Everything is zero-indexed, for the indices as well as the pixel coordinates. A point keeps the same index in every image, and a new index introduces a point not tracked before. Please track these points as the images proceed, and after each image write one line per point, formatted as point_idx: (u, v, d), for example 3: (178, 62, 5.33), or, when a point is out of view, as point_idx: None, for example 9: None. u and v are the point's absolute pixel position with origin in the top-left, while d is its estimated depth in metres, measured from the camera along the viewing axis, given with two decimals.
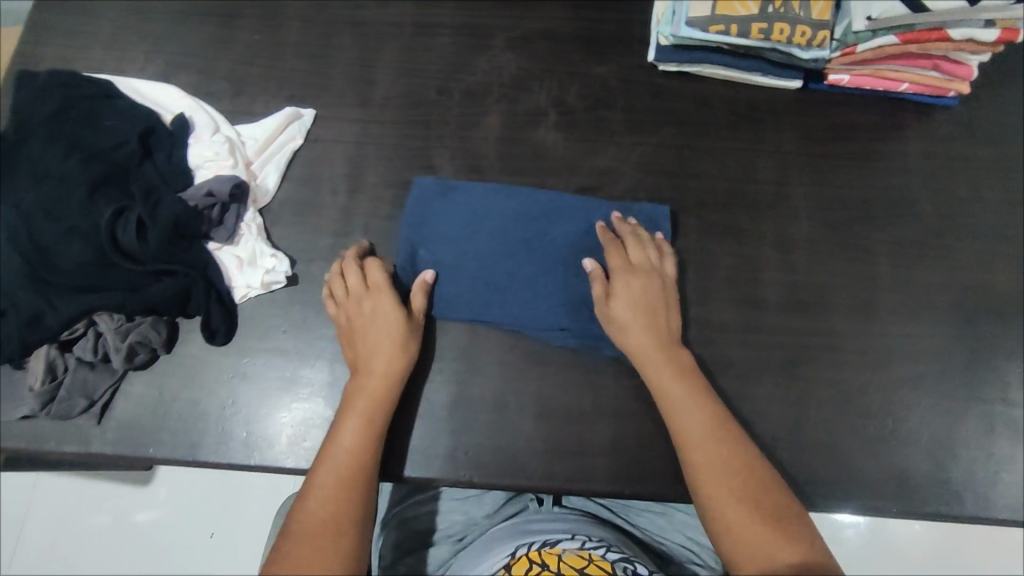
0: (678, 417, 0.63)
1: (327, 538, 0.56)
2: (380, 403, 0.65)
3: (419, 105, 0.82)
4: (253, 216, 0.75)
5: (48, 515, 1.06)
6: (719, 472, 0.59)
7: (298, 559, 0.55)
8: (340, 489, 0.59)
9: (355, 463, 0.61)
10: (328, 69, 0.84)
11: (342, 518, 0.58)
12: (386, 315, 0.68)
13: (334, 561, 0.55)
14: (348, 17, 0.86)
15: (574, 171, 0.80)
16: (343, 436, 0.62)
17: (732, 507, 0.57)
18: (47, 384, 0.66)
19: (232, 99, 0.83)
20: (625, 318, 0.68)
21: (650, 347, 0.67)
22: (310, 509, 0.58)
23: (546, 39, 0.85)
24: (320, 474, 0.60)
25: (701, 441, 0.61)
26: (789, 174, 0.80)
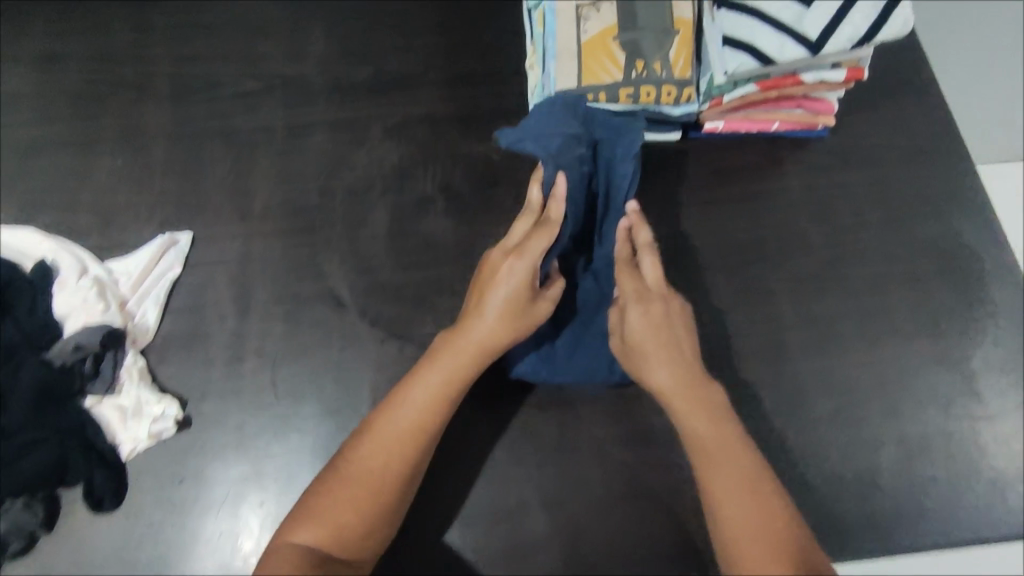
0: (693, 430, 0.61)
1: (370, 496, 0.59)
2: (466, 372, 0.64)
3: (302, 211, 0.79)
4: (134, 360, 0.69)
5: None
6: (739, 489, 0.58)
7: (337, 508, 0.58)
8: (398, 450, 0.61)
9: (422, 423, 0.62)
10: (201, 185, 0.80)
11: (389, 477, 0.60)
12: (495, 291, 0.63)
13: (368, 515, 0.59)
14: (218, 129, 0.83)
15: (471, 257, 0.77)
16: (416, 391, 0.63)
17: (740, 529, 0.56)
18: None
19: (100, 232, 0.78)
20: (644, 342, 0.64)
21: (678, 381, 0.63)
22: (363, 457, 0.60)
23: (425, 124, 0.84)
24: (380, 428, 0.61)
25: (713, 476, 0.59)
26: (681, 226, 0.81)
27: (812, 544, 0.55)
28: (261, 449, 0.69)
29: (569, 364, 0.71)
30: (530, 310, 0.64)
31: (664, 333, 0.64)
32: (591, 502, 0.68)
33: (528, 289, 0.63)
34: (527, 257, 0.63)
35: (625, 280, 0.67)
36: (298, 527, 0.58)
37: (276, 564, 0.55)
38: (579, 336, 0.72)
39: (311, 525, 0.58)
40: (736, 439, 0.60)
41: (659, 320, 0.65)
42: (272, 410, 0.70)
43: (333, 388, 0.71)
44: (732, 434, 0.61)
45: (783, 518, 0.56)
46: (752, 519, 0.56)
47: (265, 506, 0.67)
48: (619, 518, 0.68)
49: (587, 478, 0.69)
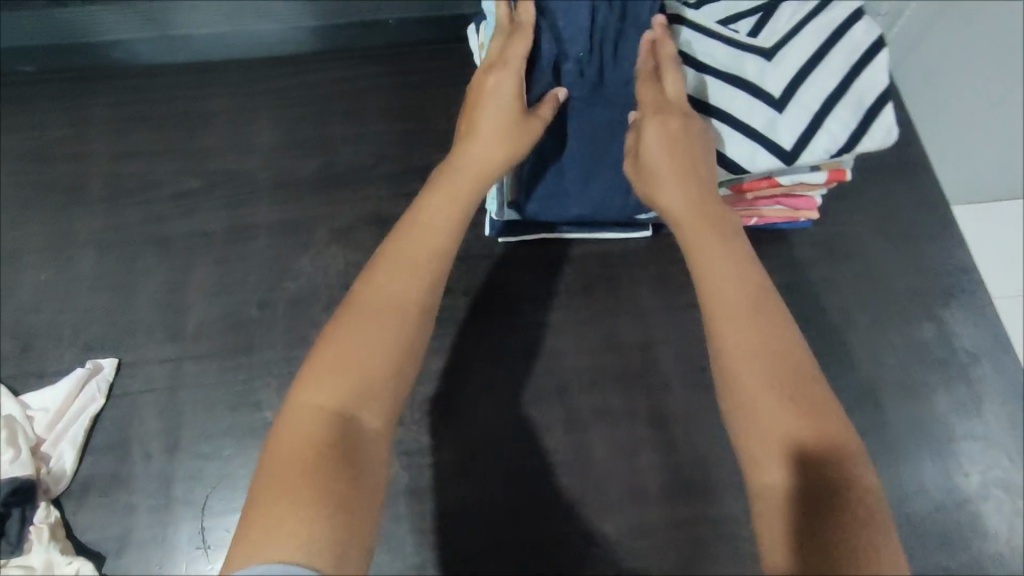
0: (694, 241, 0.57)
1: (389, 321, 0.52)
2: (470, 186, 0.60)
3: (239, 327, 0.73)
4: (46, 513, 0.63)
5: None
6: (740, 314, 0.52)
7: (349, 342, 0.50)
8: (406, 263, 0.55)
9: (426, 254, 0.56)
10: (131, 300, 0.74)
11: (400, 305, 0.53)
12: (495, 96, 0.61)
13: (388, 353, 0.51)
14: (152, 234, 0.77)
15: (423, 378, 0.71)
16: (432, 218, 0.58)
17: (743, 361, 0.51)
18: None
19: (21, 357, 0.72)
20: (659, 161, 0.59)
21: (687, 202, 0.58)
22: (378, 290, 0.53)
23: (375, 224, 0.78)
24: (392, 254, 0.55)
25: (737, 323, 0.52)
26: (654, 334, 0.74)
27: (844, 414, 0.49)
28: None
29: (582, 194, 0.67)
30: (527, 121, 0.61)
31: (701, 186, 0.59)
32: None
33: (522, 103, 0.61)
34: (512, 69, 0.61)
35: (648, 101, 0.61)
36: (304, 386, 0.49)
37: (287, 441, 0.46)
38: (589, 174, 0.66)
39: (324, 382, 0.49)
40: (764, 302, 0.53)
41: (694, 157, 0.60)
42: (203, 560, 0.64)
43: None
44: (745, 266, 0.55)
45: (798, 355, 0.51)
46: (793, 437, 0.47)
47: None
48: None
49: None
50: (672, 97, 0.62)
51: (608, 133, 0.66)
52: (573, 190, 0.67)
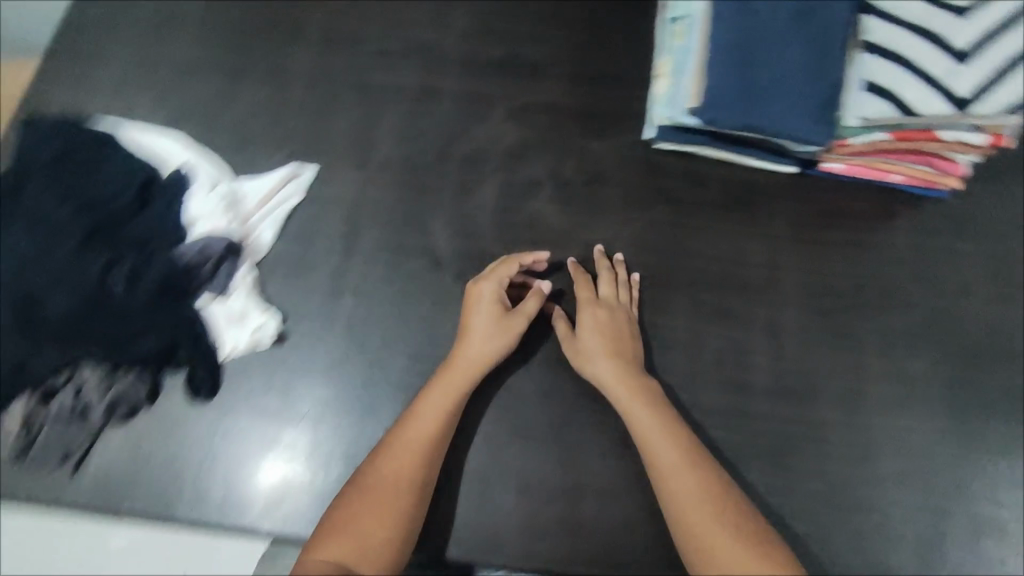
0: (643, 426, 0.67)
1: (393, 500, 0.62)
2: (465, 384, 0.68)
3: (419, 169, 0.82)
4: (247, 272, 0.75)
5: None
6: (677, 469, 0.64)
7: (357, 523, 0.61)
8: (403, 458, 0.64)
9: (425, 440, 0.65)
10: (330, 128, 0.84)
11: (405, 486, 0.63)
12: (485, 302, 0.71)
13: (385, 531, 0.61)
14: (354, 79, 0.87)
15: (569, 246, 0.80)
16: (428, 405, 0.67)
17: (693, 517, 0.61)
18: (22, 434, 0.68)
19: (233, 152, 0.82)
20: (591, 345, 0.72)
21: (622, 382, 0.69)
22: (376, 471, 0.64)
23: (548, 111, 0.87)
24: (395, 440, 0.65)
25: (673, 476, 0.64)
26: (780, 257, 0.81)
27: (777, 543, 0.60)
28: (342, 378, 0.73)
29: (750, 103, 0.74)
30: (510, 321, 0.71)
31: (640, 384, 0.69)
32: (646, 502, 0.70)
33: (504, 305, 0.72)
34: (495, 278, 0.73)
35: (583, 291, 0.76)
36: (320, 545, 0.60)
37: None
38: (761, 85, 0.74)
39: (335, 542, 0.60)
40: (698, 457, 0.65)
41: (623, 330, 0.74)
42: (360, 345, 0.74)
43: (418, 342, 0.74)
44: (679, 434, 0.66)
45: (730, 499, 0.62)
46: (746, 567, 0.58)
47: (338, 429, 0.71)
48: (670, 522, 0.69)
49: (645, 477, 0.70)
50: (601, 289, 0.77)
51: (792, 61, 0.74)
52: (745, 97, 0.74)
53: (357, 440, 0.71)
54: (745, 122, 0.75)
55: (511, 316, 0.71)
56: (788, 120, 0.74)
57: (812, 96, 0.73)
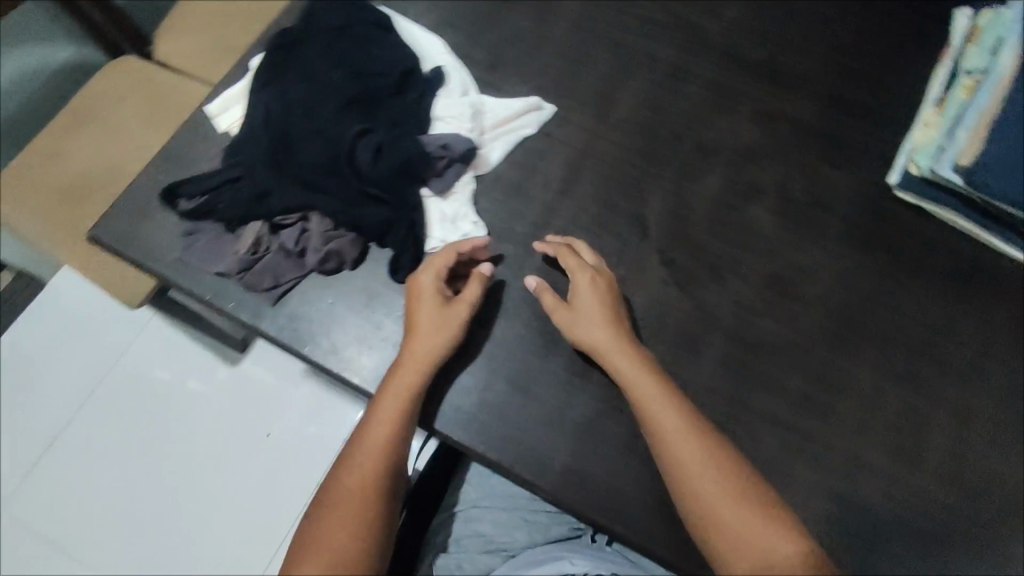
0: (642, 394, 0.66)
1: (358, 511, 0.61)
2: (411, 382, 0.67)
3: (651, 140, 0.83)
4: (468, 181, 0.78)
5: (146, 368, 1.32)
6: (676, 433, 0.64)
7: (325, 538, 0.60)
8: (356, 478, 0.63)
9: (383, 449, 0.64)
10: (578, 75, 0.86)
11: (368, 491, 0.63)
12: (427, 299, 0.69)
13: (354, 536, 0.60)
14: (612, 37, 0.88)
15: (775, 260, 0.78)
16: (376, 414, 0.66)
17: (692, 474, 0.62)
18: (246, 254, 0.72)
19: (485, 69, 0.86)
20: (585, 305, 0.70)
21: (613, 339, 0.68)
22: (344, 485, 0.63)
23: (792, 124, 0.84)
24: (353, 453, 0.65)
25: (674, 445, 0.63)
26: (992, 346, 0.76)
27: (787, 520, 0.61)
28: (525, 305, 0.75)
29: None
30: (451, 312, 0.69)
31: (637, 351, 0.68)
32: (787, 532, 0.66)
33: (438, 294, 0.70)
34: (433, 270, 0.71)
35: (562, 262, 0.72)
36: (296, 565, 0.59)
37: None
38: None
39: (313, 561, 0.59)
40: (696, 425, 0.65)
41: (603, 291, 0.71)
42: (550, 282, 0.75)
43: None
44: (675, 403, 0.65)
45: (730, 459, 0.63)
46: (759, 544, 0.59)
47: (507, 350, 0.73)
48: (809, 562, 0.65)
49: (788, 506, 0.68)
50: (564, 258, 0.73)
51: None
52: None
53: (521, 367, 0.72)
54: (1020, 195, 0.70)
55: (449, 304, 0.70)
56: None
57: None
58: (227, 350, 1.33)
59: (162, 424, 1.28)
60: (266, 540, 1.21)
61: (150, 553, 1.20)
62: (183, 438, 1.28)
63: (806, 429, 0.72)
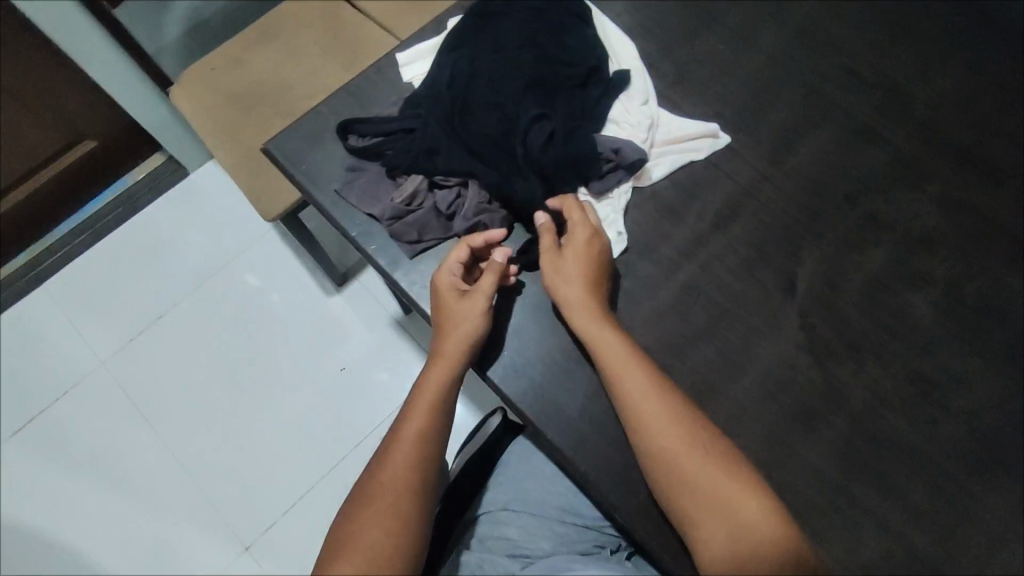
0: (613, 368, 0.64)
1: (398, 501, 0.60)
2: (445, 375, 0.67)
3: (822, 196, 0.79)
4: (625, 190, 0.78)
5: (250, 276, 1.40)
6: (648, 412, 0.61)
7: (363, 531, 0.58)
8: (399, 463, 0.62)
9: (419, 440, 0.64)
10: (761, 112, 0.83)
11: (407, 483, 0.61)
12: (450, 294, 0.70)
13: (397, 524, 0.59)
14: (805, 82, 0.85)
15: (925, 355, 0.71)
16: (413, 410, 0.66)
17: (672, 462, 0.59)
18: (402, 204, 0.74)
19: (669, 85, 0.85)
20: (567, 262, 0.70)
21: (581, 297, 0.68)
22: (381, 479, 0.61)
23: (983, 217, 0.77)
24: (389, 449, 0.64)
25: (644, 414, 0.61)
26: None
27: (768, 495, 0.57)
28: (648, 327, 0.73)
29: None
30: (470, 302, 0.69)
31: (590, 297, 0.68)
32: None
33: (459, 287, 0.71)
34: (445, 272, 0.71)
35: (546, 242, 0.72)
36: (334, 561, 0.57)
37: None
38: None
39: (350, 555, 0.57)
40: (664, 388, 0.63)
41: (580, 251, 0.70)
42: (679, 310, 0.73)
43: (731, 345, 0.72)
44: (638, 373, 0.64)
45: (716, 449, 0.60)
46: (741, 541, 0.55)
47: None
48: None
49: None
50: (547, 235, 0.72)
51: None
52: None
53: None
54: None
55: (466, 295, 0.70)
56: None
57: None
58: (325, 280, 1.39)
59: (252, 332, 1.36)
60: (313, 466, 1.26)
61: (214, 444, 1.29)
62: (265, 349, 1.35)
63: (923, 553, 0.64)
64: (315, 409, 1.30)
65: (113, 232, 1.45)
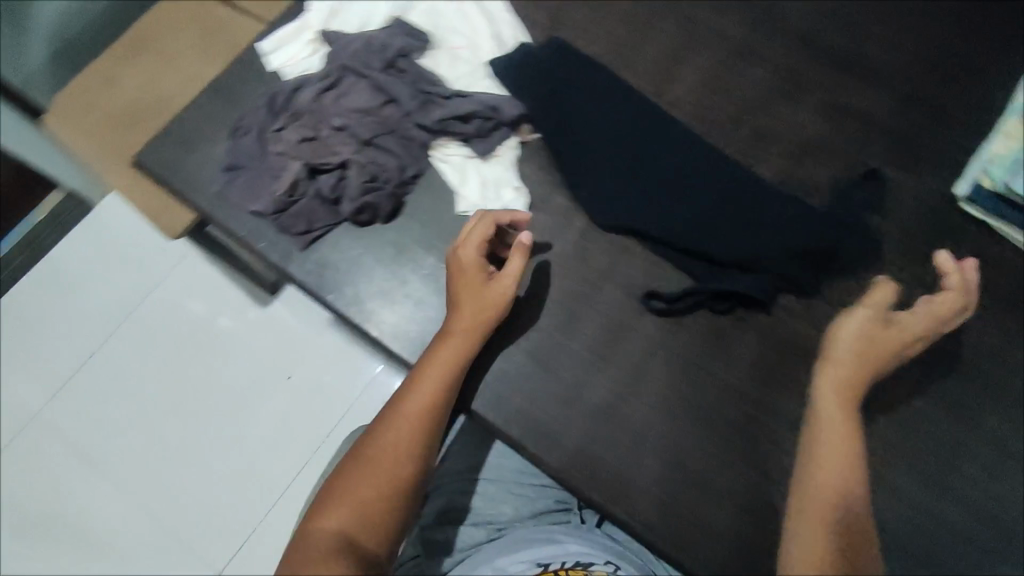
0: (851, 424, 0.58)
1: (393, 472, 0.59)
2: (460, 352, 0.65)
3: (706, 122, 0.79)
4: (510, 147, 0.77)
5: (176, 298, 1.35)
6: (839, 449, 0.56)
7: (356, 492, 0.58)
8: (405, 430, 0.61)
9: (424, 413, 0.62)
10: (640, 46, 0.82)
11: (403, 454, 0.60)
12: (465, 271, 0.67)
13: (387, 495, 0.58)
14: (681, 8, 0.83)
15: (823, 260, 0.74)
16: (422, 381, 0.63)
17: (824, 486, 0.55)
18: (284, 197, 0.72)
19: (544, 31, 0.82)
20: (885, 336, 0.62)
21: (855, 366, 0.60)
22: (379, 444, 0.61)
23: (859, 121, 0.79)
24: (392, 412, 0.62)
25: (823, 444, 0.57)
26: None
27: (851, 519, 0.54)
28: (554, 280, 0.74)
29: None
30: (485, 285, 0.67)
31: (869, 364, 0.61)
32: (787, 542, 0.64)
33: (475, 258, 0.67)
34: (467, 245, 0.68)
35: (877, 310, 0.62)
36: (325, 513, 0.57)
37: (306, 553, 0.55)
38: None
39: (341, 511, 0.57)
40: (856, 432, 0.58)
41: (895, 341, 0.62)
42: (583, 258, 0.74)
43: (638, 284, 0.73)
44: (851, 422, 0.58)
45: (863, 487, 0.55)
46: (828, 540, 0.52)
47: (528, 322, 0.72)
48: None
49: None
50: (879, 301, 0.62)
51: None
52: None
53: (541, 342, 0.71)
54: None
55: (473, 277, 0.67)
56: None
57: None
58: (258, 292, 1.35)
59: (190, 354, 1.32)
60: (273, 479, 1.24)
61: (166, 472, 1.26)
62: (206, 370, 1.31)
63: None
64: (266, 421, 1.27)
65: (23, 279, 1.38)
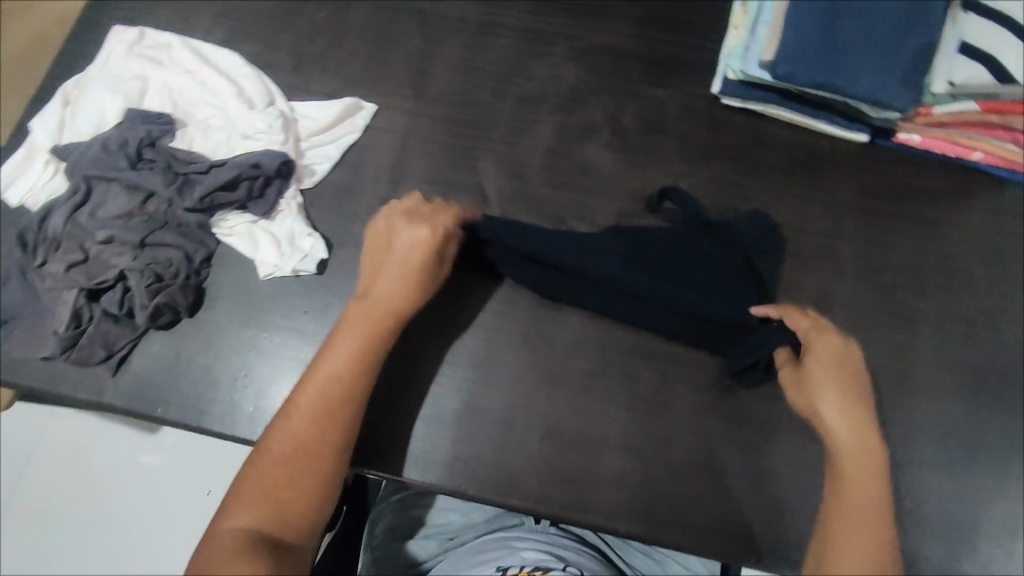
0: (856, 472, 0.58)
1: (309, 465, 0.56)
2: (379, 321, 0.63)
3: (472, 105, 0.80)
4: (292, 197, 0.75)
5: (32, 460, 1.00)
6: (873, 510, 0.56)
7: (270, 489, 0.54)
8: (319, 410, 0.58)
9: (338, 392, 0.59)
10: (388, 56, 0.82)
11: (321, 442, 0.57)
12: (411, 249, 0.65)
13: (308, 488, 0.55)
14: (414, 7, 0.84)
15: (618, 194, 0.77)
16: (334, 360, 0.60)
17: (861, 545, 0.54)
18: (69, 331, 0.67)
19: (290, 72, 0.82)
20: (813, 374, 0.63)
21: (848, 426, 0.60)
22: (291, 431, 0.57)
23: (610, 56, 0.83)
24: (301, 395, 0.58)
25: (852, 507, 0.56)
26: (839, 228, 0.78)
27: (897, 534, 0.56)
28: None
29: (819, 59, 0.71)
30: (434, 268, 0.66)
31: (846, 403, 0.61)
32: (669, 461, 0.68)
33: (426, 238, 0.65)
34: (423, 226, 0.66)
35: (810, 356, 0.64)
36: (235, 512, 0.52)
37: (212, 558, 0.49)
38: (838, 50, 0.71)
39: (250, 506, 0.53)
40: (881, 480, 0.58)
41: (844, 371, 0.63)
42: None
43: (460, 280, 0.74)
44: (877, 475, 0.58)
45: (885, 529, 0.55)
46: None
47: None
48: (694, 479, 0.68)
49: (670, 433, 0.69)
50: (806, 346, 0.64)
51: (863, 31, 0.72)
52: (817, 51, 0.71)
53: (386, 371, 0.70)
54: (821, 80, 0.71)
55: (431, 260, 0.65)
56: (864, 83, 0.71)
57: (881, 59, 0.71)
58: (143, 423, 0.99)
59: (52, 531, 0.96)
60: None
61: None
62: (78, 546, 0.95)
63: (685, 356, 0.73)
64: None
65: None
